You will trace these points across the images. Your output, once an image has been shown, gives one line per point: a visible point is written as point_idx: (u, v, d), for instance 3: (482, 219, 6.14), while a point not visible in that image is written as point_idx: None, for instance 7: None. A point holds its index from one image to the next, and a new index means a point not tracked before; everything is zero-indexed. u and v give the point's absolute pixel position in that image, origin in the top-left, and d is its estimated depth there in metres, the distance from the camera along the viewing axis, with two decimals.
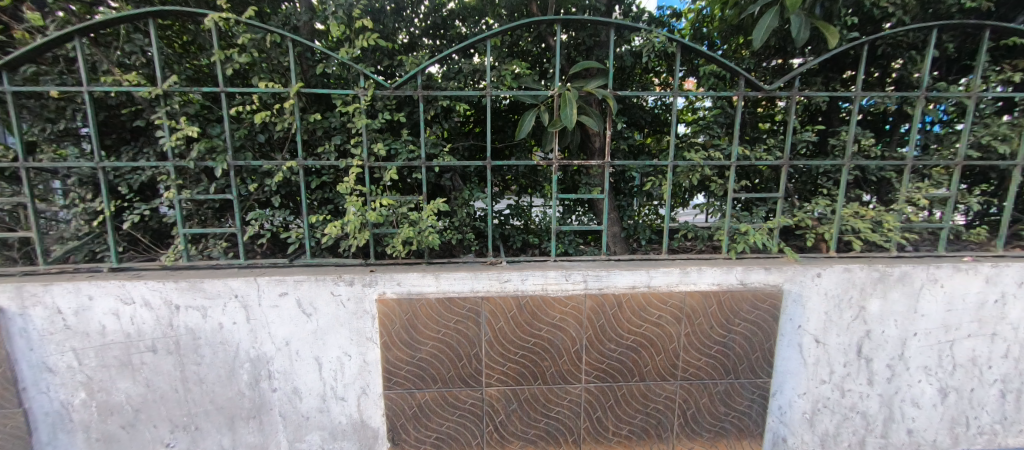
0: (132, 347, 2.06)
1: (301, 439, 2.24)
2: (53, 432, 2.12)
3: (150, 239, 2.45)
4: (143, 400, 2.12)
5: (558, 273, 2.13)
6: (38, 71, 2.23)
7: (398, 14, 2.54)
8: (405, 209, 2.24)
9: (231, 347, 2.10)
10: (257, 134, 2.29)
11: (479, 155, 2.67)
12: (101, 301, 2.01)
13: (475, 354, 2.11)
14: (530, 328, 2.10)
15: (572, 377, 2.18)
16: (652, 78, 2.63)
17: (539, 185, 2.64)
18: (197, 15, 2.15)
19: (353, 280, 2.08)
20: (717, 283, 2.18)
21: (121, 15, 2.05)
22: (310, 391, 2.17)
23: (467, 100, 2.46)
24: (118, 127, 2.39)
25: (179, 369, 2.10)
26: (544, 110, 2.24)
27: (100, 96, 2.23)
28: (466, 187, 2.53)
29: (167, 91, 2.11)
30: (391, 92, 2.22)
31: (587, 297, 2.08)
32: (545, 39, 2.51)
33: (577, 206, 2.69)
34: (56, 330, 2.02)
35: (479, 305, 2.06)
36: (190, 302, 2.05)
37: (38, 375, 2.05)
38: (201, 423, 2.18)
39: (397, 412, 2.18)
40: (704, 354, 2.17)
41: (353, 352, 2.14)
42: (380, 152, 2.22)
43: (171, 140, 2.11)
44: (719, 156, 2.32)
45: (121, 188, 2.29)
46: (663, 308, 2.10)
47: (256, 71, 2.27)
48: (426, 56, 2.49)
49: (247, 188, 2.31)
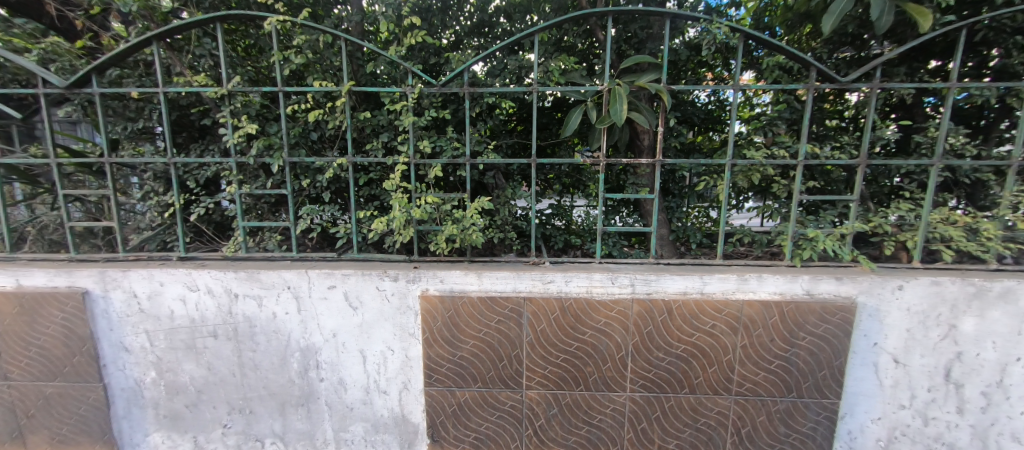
0: (196, 332, 2.20)
1: (345, 429, 2.30)
2: (128, 406, 2.31)
3: (213, 231, 2.62)
4: (205, 381, 2.26)
5: (604, 276, 2.07)
6: (122, 74, 2.46)
7: (444, 12, 2.55)
8: (449, 207, 2.24)
9: (283, 336, 2.19)
10: (311, 132, 2.39)
11: (522, 153, 2.63)
12: (170, 287, 2.16)
13: (516, 356, 2.08)
14: (573, 331, 2.04)
15: (616, 385, 2.09)
16: (706, 72, 2.48)
17: (583, 184, 2.57)
18: (258, 18, 2.25)
19: (398, 275, 2.11)
20: (780, 292, 2.02)
21: (192, 20, 2.15)
22: (355, 383, 2.23)
23: (512, 97, 2.43)
24: (188, 126, 2.58)
25: (237, 354, 2.22)
26: (592, 107, 2.16)
27: (174, 96, 2.42)
28: (509, 185, 2.51)
29: (231, 91, 2.22)
30: (437, 89, 2.22)
31: (635, 302, 1.99)
32: (595, 33, 2.44)
33: (622, 206, 2.60)
34: (132, 312, 2.19)
35: (522, 305, 2.02)
36: (248, 291, 2.15)
37: (117, 353, 2.24)
38: (256, 407, 2.29)
39: (437, 409, 2.19)
40: (762, 368, 2.02)
41: (396, 346, 2.17)
42: (426, 149, 2.22)
43: (234, 137, 2.23)
44: (784, 155, 2.13)
45: (189, 182, 2.47)
46: (718, 317, 1.97)
47: (311, 72, 2.36)
48: (472, 53, 2.48)
49: (300, 184, 2.41)
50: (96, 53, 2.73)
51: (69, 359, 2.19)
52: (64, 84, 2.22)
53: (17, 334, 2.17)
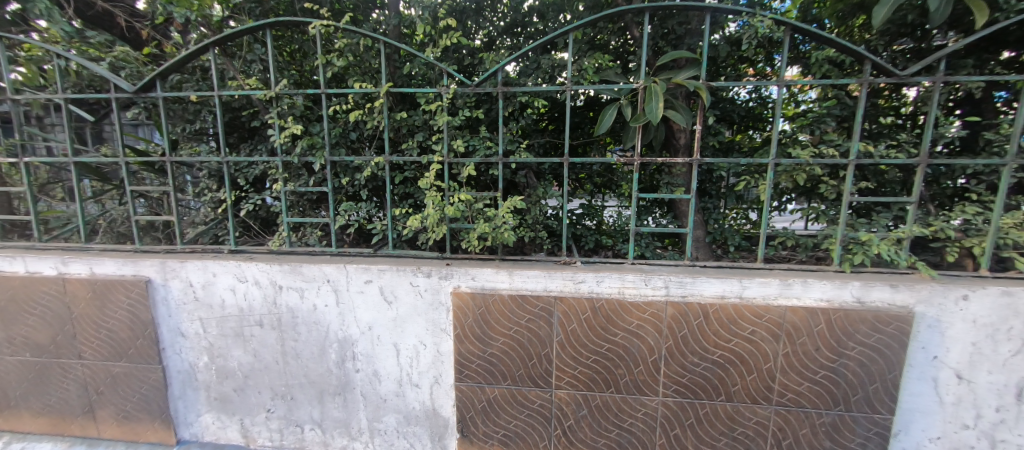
0: (244, 320, 2.34)
1: (379, 419, 2.37)
2: (183, 388, 2.49)
3: (259, 226, 2.77)
4: (251, 367, 2.40)
5: (637, 277, 2.03)
6: (182, 79, 2.67)
7: (479, 13, 2.58)
8: (481, 205, 2.26)
9: (322, 327, 2.29)
10: (350, 131, 2.49)
11: (553, 152, 2.62)
12: (222, 277, 2.30)
13: (546, 355, 2.08)
14: (604, 332, 2.01)
15: (649, 389, 2.05)
16: (747, 68, 2.39)
17: (615, 184, 2.53)
18: (304, 24, 2.36)
19: (431, 271, 2.16)
20: (827, 298, 1.91)
21: (245, 27, 2.28)
22: (389, 375, 2.30)
23: (545, 97, 2.43)
24: (239, 127, 2.75)
25: (280, 343, 2.34)
26: (627, 105, 2.12)
27: (228, 99, 2.59)
28: (541, 184, 2.51)
29: (278, 94, 2.33)
30: (472, 89, 2.25)
31: (669, 305, 1.94)
32: (630, 30, 2.40)
33: (655, 207, 2.55)
34: (188, 300, 2.35)
35: (553, 304, 2.02)
36: (291, 284, 2.27)
37: (174, 338, 2.41)
38: (296, 394, 2.41)
39: (467, 405, 2.22)
40: (806, 378, 1.92)
41: (428, 341, 2.22)
42: (459, 148, 2.25)
43: (281, 138, 2.35)
44: (833, 154, 2.01)
45: (240, 180, 2.64)
46: (758, 323, 1.89)
47: (351, 74, 2.46)
48: (505, 53, 2.51)
49: (340, 181, 2.51)
50: (160, 60, 2.99)
51: (133, 341, 2.38)
52: (132, 89, 2.42)
53: (90, 317, 2.38)
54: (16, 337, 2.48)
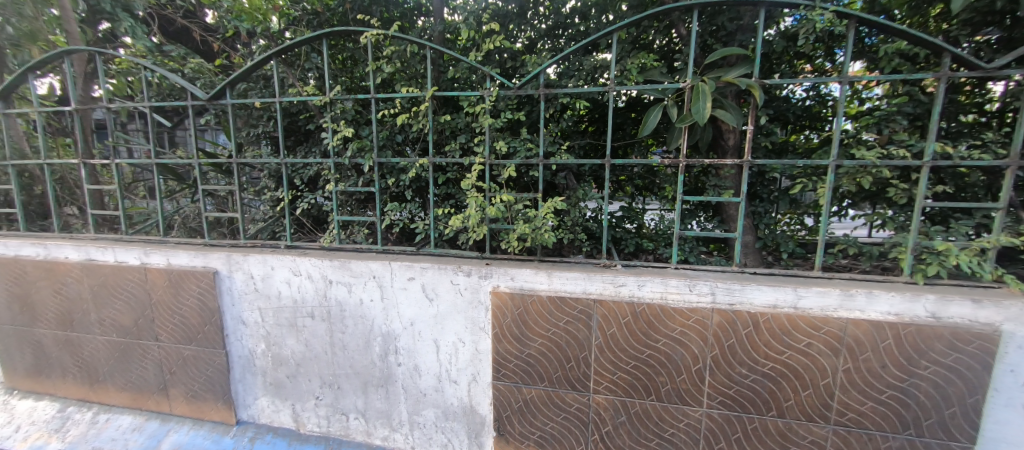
0: (298, 311, 2.49)
1: (418, 413, 2.44)
2: (243, 372, 2.68)
3: (311, 224, 2.94)
4: (303, 356, 2.55)
5: (681, 282, 1.97)
6: (247, 87, 2.90)
7: (521, 16, 2.62)
8: (521, 206, 2.28)
9: (368, 321, 2.39)
10: (396, 134, 2.59)
11: (594, 154, 2.60)
12: (279, 271, 2.47)
13: (584, 358, 2.06)
14: (645, 338, 1.96)
15: (691, 399, 1.98)
16: (803, 64, 2.26)
17: (658, 186, 2.46)
18: (356, 32, 2.48)
19: (471, 271, 2.20)
20: (895, 312, 1.76)
21: (305, 37, 2.43)
22: (428, 370, 2.36)
23: (586, 98, 2.41)
24: (296, 131, 2.94)
25: (329, 335, 2.47)
26: (673, 104, 2.06)
27: (287, 105, 2.78)
28: (581, 186, 2.49)
29: (333, 99, 2.48)
30: (514, 92, 2.27)
31: (715, 312, 1.87)
32: (677, 29, 2.33)
33: (700, 210, 2.46)
34: (249, 291, 2.54)
35: (592, 307, 2.00)
36: (341, 278, 2.39)
37: (236, 326, 2.61)
38: (343, 384, 2.53)
39: (504, 403, 2.24)
40: (869, 397, 1.77)
41: (467, 339, 2.26)
42: (501, 150, 2.28)
43: (334, 140, 2.49)
44: (904, 155, 1.85)
45: (296, 180, 2.82)
46: (815, 335, 1.77)
47: (399, 80, 2.56)
48: (546, 55, 2.52)
49: (386, 182, 2.62)
50: (229, 70, 3.28)
51: (202, 327, 2.60)
52: (206, 97, 2.61)
53: (166, 303, 2.63)
54: (106, 319, 2.78)
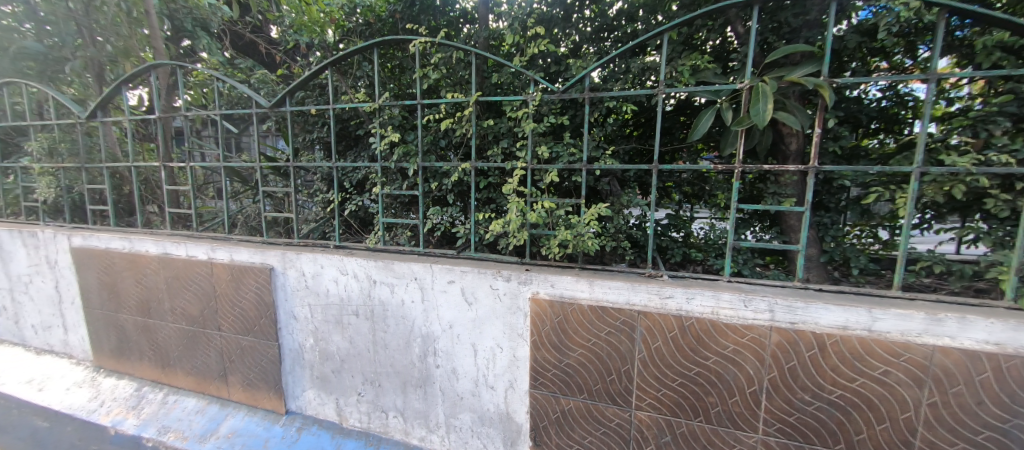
0: (344, 309, 2.58)
1: (455, 416, 2.45)
2: (293, 365, 2.81)
3: (358, 225, 3.05)
4: (348, 353, 2.64)
5: (735, 297, 1.84)
6: (304, 95, 3.09)
7: (566, 20, 2.59)
8: (563, 212, 2.23)
9: (408, 321, 2.43)
10: (440, 139, 2.65)
11: (639, 159, 2.51)
12: (328, 269, 2.57)
13: (626, 371, 1.97)
14: (693, 354, 1.85)
15: (745, 423, 1.84)
16: (880, 61, 2.05)
17: (708, 194, 2.34)
18: (404, 41, 2.56)
19: (511, 276, 2.18)
20: (995, 342, 1.53)
21: (357, 47, 2.54)
22: (466, 374, 2.36)
23: (632, 101, 2.33)
24: (347, 136, 3.08)
25: (372, 333, 2.54)
26: (728, 107, 1.94)
27: (340, 112, 2.92)
28: (625, 192, 2.41)
29: (381, 105, 2.56)
30: (557, 96, 2.23)
31: (773, 330, 1.73)
32: (733, 27, 2.19)
33: (755, 220, 2.30)
34: (301, 287, 2.67)
35: (636, 319, 1.92)
36: (384, 279, 2.45)
37: (288, 320, 2.74)
38: (384, 382, 2.59)
39: (541, 413, 2.19)
40: (961, 438, 1.55)
41: (505, 344, 2.24)
42: (543, 155, 2.24)
43: (381, 145, 2.57)
44: (1006, 162, 1.62)
45: (346, 183, 2.96)
46: (893, 363, 1.59)
47: (444, 86, 2.62)
48: (592, 58, 2.47)
49: (429, 186, 2.67)
50: (290, 80, 3.52)
51: (258, 320, 2.77)
52: (268, 105, 2.77)
53: (228, 296, 2.82)
54: (177, 308, 3.03)
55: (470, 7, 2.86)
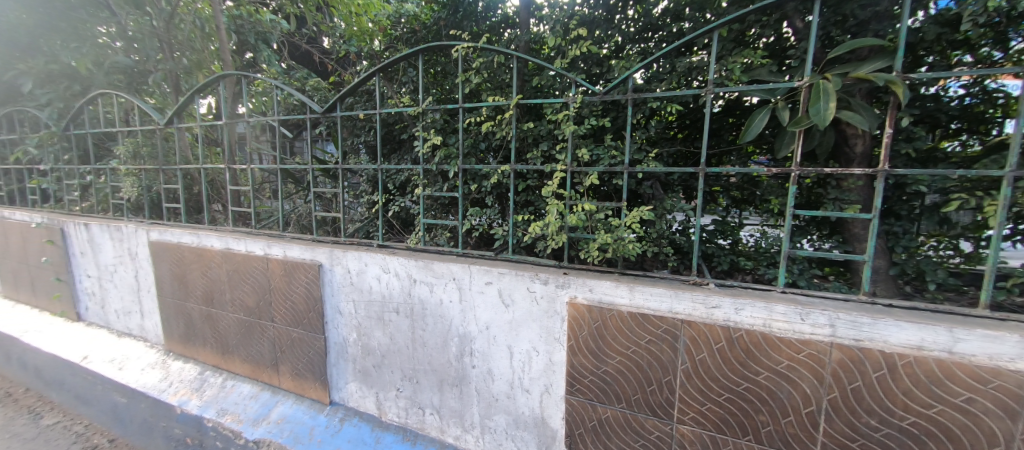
0: (385, 306, 2.67)
1: (490, 417, 2.45)
2: (337, 358, 2.93)
3: (399, 225, 3.14)
4: (388, 349, 2.71)
5: (789, 310, 1.72)
6: (353, 101, 3.24)
7: (608, 21, 2.55)
8: (603, 215, 2.18)
9: (446, 320, 2.47)
10: (480, 142, 2.68)
11: (684, 162, 2.41)
12: (372, 267, 2.67)
13: (667, 382, 1.89)
14: (742, 368, 1.75)
15: (800, 446, 1.71)
16: (964, 54, 1.84)
17: (759, 199, 2.20)
18: (448, 47, 2.62)
19: (549, 279, 2.16)
20: None
21: (403, 53, 2.62)
22: (502, 376, 2.36)
23: (679, 102, 2.25)
24: (391, 140, 3.19)
25: (412, 331, 2.61)
26: (784, 107, 1.82)
27: (386, 116, 3.05)
28: (668, 196, 2.31)
29: (425, 109, 2.63)
30: (599, 98, 2.18)
31: (834, 347, 1.59)
32: (791, 22, 2.06)
33: (813, 226, 2.15)
34: (346, 284, 2.78)
35: (679, 328, 1.84)
36: (424, 278, 2.51)
37: (334, 315, 2.87)
38: (422, 380, 2.64)
39: (577, 420, 2.15)
40: None
41: (542, 348, 2.22)
42: (584, 157, 2.20)
43: (424, 148, 2.64)
44: None
45: (390, 185, 3.07)
46: (980, 390, 1.41)
47: (486, 89, 2.66)
48: (636, 58, 2.41)
49: (469, 187, 2.71)
50: (341, 86, 3.72)
51: (307, 313, 2.92)
52: (320, 110, 2.92)
53: (281, 289, 3.00)
54: (236, 299, 3.25)
55: (511, 12, 2.88)
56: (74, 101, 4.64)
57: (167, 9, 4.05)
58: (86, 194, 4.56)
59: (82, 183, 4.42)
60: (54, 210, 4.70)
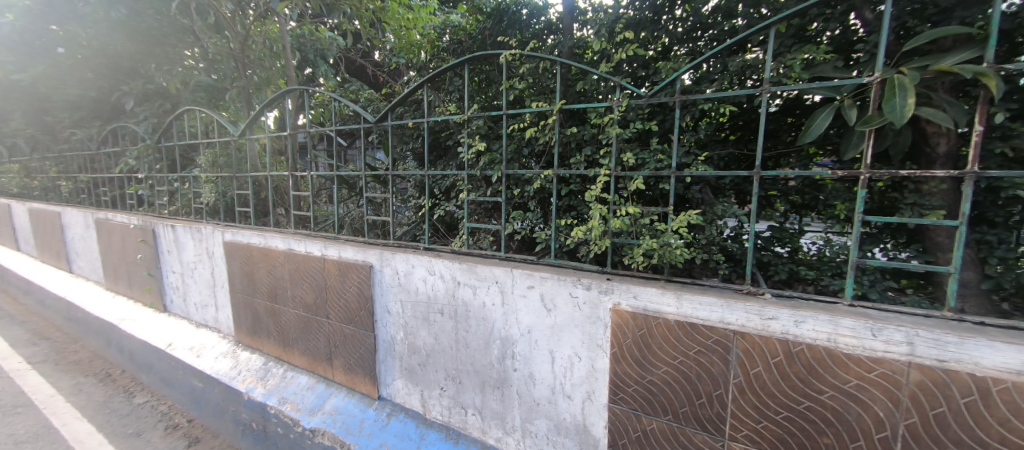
0: (431, 307, 2.75)
1: (531, 421, 2.44)
2: (385, 355, 3.06)
3: (444, 229, 3.26)
4: (433, 349, 2.79)
5: (858, 324, 1.58)
6: (403, 111, 3.41)
7: (655, 22, 2.49)
8: (649, 220, 2.13)
9: (489, 323, 2.51)
10: (523, 147, 2.71)
11: (736, 166, 2.30)
12: (419, 269, 2.77)
13: (718, 396, 1.80)
14: (802, 386, 1.63)
15: None
16: None
17: (823, 204, 2.04)
18: (493, 55, 2.69)
19: (591, 284, 2.13)
20: None
21: (450, 63, 2.71)
22: (543, 380, 2.35)
23: (732, 102, 2.15)
24: (438, 147, 3.32)
25: (455, 332, 2.67)
26: (852, 105, 1.69)
27: (434, 124, 3.18)
28: (719, 201, 2.20)
29: (470, 117, 2.71)
30: (645, 101, 2.14)
31: (912, 367, 1.44)
32: (859, 13, 1.90)
33: (887, 234, 1.96)
34: (395, 285, 2.91)
35: (730, 339, 1.75)
36: (468, 281, 2.57)
37: (383, 314, 3.00)
38: (464, 380, 2.69)
39: (620, 430, 2.09)
40: None
41: (584, 354, 2.19)
42: (629, 161, 2.15)
43: (469, 154, 2.71)
44: None
45: (436, 190, 3.19)
46: None
47: (530, 95, 2.69)
48: (684, 59, 2.34)
49: (512, 192, 2.74)
50: (392, 97, 3.92)
51: (359, 311, 3.08)
52: (373, 120, 3.08)
53: (336, 288, 3.19)
54: (296, 296, 3.50)
55: (555, 18, 2.91)
56: (166, 116, 5.24)
57: (241, 32, 4.48)
58: (173, 199, 5.11)
59: (171, 189, 4.96)
60: (147, 213, 5.30)
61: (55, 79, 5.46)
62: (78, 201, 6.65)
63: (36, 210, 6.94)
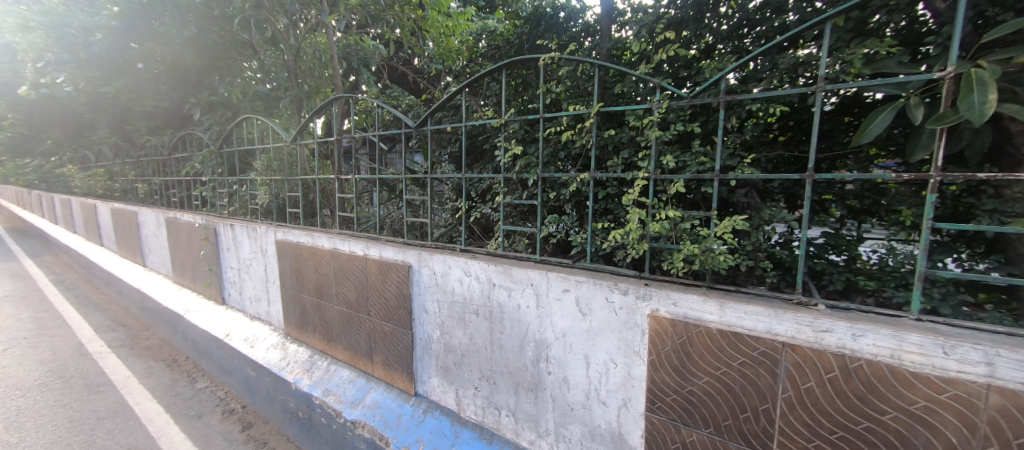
0: (467, 307, 2.80)
1: (565, 426, 2.42)
2: (422, 353, 3.13)
3: (480, 231, 3.30)
4: (468, 348, 2.83)
5: (926, 340, 1.45)
6: (442, 116, 3.50)
7: (698, 20, 2.41)
8: (690, 225, 2.06)
9: (523, 325, 2.51)
10: (559, 151, 2.71)
11: (786, 168, 2.18)
12: (455, 270, 2.83)
13: (765, 411, 1.71)
14: (861, 405, 1.51)
15: None
16: None
17: (885, 210, 1.88)
18: (530, 59, 2.70)
19: (628, 290, 2.09)
20: None
21: (488, 68, 2.75)
22: (577, 385, 2.32)
23: (782, 102, 2.04)
24: (475, 151, 3.37)
25: (490, 333, 2.69)
26: (918, 103, 1.57)
27: (472, 129, 3.23)
28: (766, 205, 2.10)
29: (507, 121, 2.74)
30: (687, 102, 2.07)
31: (991, 390, 1.30)
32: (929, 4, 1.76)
33: (961, 243, 1.79)
34: (432, 285, 2.98)
35: (779, 351, 1.66)
36: (503, 283, 2.59)
37: (421, 312, 3.08)
38: (499, 381, 2.71)
39: (657, 440, 2.02)
40: None
41: (620, 360, 2.14)
42: (669, 164, 2.09)
43: (505, 158, 2.74)
44: None
45: (472, 193, 3.24)
46: None
47: (566, 98, 2.68)
48: (729, 58, 2.25)
49: (548, 195, 2.74)
50: (431, 102, 4.03)
51: (398, 310, 3.17)
52: (413, 125, 3.19)
53: (377, 286, 3.31)
54: (340, 293, 3.66)
55: (592, 20, 2.88)
56: (227, 124, 5.66)
57: (295, 44, 4.77)
58: (232, 201, 5.51)
59: (230, 191, 5.35)
60: (210, 213, 5.74)
61: (135, 91, 6.04)
62: (151, 202, 7.31)
63: (116, 209, 7.69)
